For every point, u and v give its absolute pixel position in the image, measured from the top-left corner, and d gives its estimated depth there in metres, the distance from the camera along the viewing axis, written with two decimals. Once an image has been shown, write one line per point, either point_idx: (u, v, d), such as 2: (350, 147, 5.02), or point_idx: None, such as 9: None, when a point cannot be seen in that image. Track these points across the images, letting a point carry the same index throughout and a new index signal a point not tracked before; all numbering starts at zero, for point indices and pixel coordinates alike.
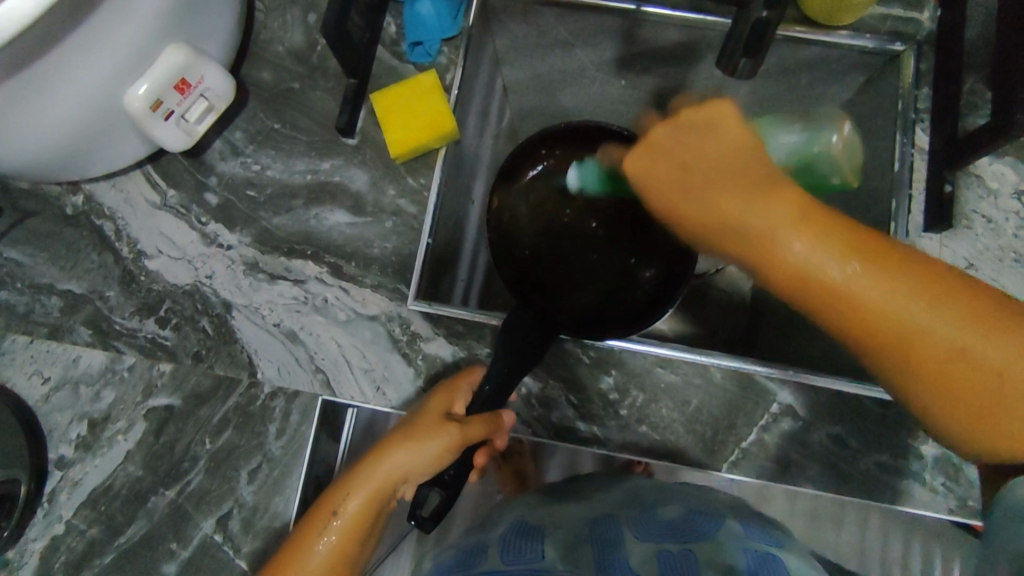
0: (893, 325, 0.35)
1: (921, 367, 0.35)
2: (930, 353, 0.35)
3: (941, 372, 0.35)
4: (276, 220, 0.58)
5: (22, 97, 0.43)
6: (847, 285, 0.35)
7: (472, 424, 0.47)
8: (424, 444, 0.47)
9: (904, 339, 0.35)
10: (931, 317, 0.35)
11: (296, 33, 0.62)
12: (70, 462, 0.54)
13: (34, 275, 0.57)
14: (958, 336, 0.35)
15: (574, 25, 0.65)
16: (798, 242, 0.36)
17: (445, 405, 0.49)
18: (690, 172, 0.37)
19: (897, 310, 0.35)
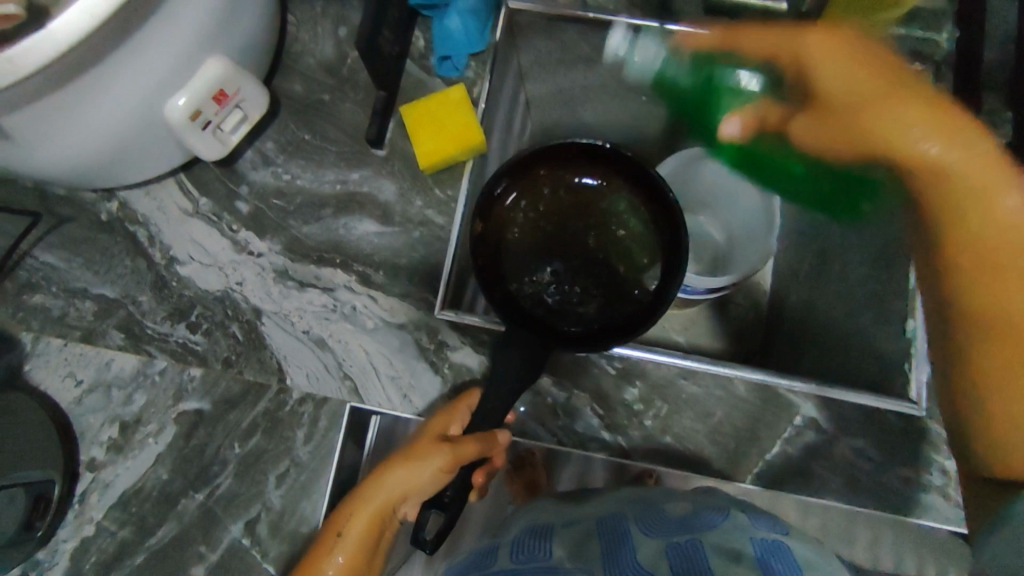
0: (1000, 264, 0.43)
1: (989, 286, 0.44)
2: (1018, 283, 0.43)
3: (1008, 294, 0.43)
4: (306, 229, 0.59)
5: (70, 107, 0.44)
6: (991, 235, 0.43)
7: (463, 443, 0.47)
8: (422, 465, 0.48)
9: (985, 306, 0.44)
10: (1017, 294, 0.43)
11: (326, 46, 0.63)
12: (101, 464, 0.54)
13: (69, 279, 0.59)
14: None
15: (599, 42, 0.66)
16: (919, 141, 0.44)
17: (443, 426, 0.50)
18: (860, 99, 0.47)
19: (993, 238, 0.43)
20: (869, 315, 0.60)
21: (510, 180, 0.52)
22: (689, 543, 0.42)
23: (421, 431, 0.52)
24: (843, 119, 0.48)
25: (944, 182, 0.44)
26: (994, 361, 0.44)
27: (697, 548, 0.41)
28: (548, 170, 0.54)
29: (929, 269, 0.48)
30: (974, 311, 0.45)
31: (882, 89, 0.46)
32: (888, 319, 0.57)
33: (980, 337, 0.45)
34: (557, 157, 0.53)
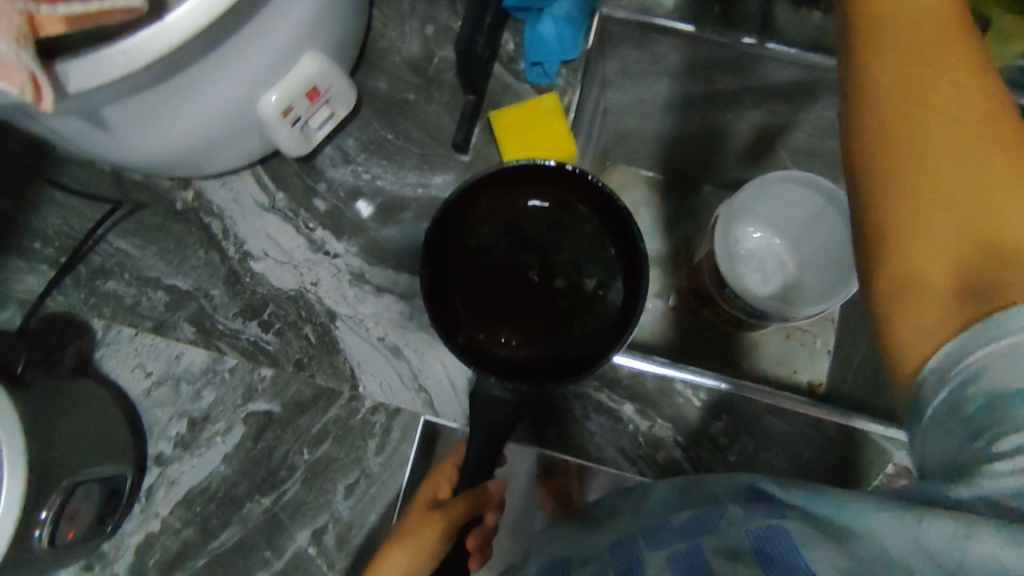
0: (919, 191, 0.29)
1: (910, 223, 0.29)
2: (937, 221, 0.29)
3: (907, 237, 0.29)
4: (385, 232, 0.58)
5: (170, 100, 0.43)
6: (935, 89, 0.30)
7: (453, 505, 0.46)
8: (419, 540, 0.45)
9: (933, 241, 0.28)
10: (975, 142, 0.29)
11: (413, 44, 0.61)
12: (168, 460, 0.53)
13: (142, 268, 0.57)
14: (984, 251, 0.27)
15: (691, 56, 0.63)
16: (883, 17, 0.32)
17: (430, 494, 0.48)
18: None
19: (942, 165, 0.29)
20: None
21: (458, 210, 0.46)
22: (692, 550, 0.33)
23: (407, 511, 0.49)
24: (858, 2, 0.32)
25: (873, 89, 0.31)
26: (951, 291, 0.28)
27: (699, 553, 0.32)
28: (490, 196, 0.48)
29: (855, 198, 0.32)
30: (879, 178, 0.30)
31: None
32: None
33: (945, 207, 0.28)
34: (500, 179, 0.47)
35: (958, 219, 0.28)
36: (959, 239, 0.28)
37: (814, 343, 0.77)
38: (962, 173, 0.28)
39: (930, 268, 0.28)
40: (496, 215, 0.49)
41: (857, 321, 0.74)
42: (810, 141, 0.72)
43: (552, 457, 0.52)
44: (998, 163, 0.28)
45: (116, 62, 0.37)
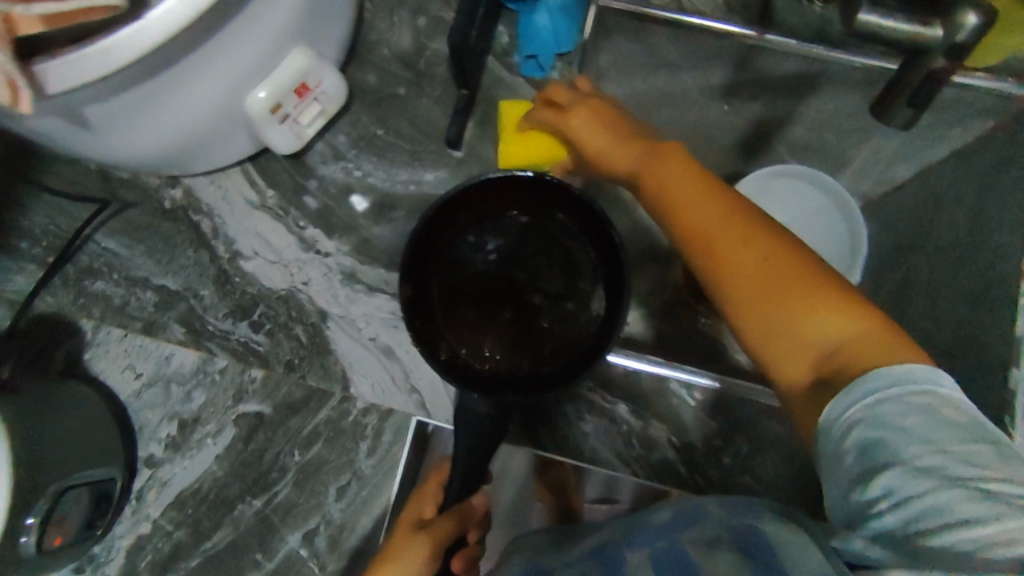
0: (744, 291, 0.34)
1: (758, 316, 0.34)
2: (775, 307, 0.33)
3: (765, 333, 0.33)
4: (377, 230, 0.57)
5: (152, 98, 0.42)
6: (690, 220, 0.37)
7: (440, 522, 0.43)
8: (404, 562, 0.41)
9: (780, 325, 0.33)
10: (745, 261, 0.34)
11: (403, 37, 0.60)
12: (159, 462, 0.53)
13: (132, 268, 0.57)
14: (823, 327, 0.32)
15: (688, 48, 0.63)
16: (637, 162, 0.41)
17: (414, 514, 0.45)
18: (599, 135, 0.45)
19: (749, 261, 0.34)
20: (967, 358, 0.56)
21: (429, 233, 0.46)
22: (673, 548, 0.37)
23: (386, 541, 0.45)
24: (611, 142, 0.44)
25: (682, 222, 0.37)
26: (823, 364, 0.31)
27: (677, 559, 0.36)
28: (468, 207, 0.48)
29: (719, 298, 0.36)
30: (721, 300, 0.35)
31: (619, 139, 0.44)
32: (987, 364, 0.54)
33: (760, 319, 0.34)
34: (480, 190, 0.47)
35: (778, 313, 0.33)
36: (781, 349, 0.33)
37: None
38: (755, 291, 0.34)
39: (789, 367, 0.33)
40: (471, 229, 0.50)
41: None
42: (809, 133, 0.71)
43: (544, 456, 0.52)
44: (769, 269, 0.34)
45: (97, 61, 0.35)
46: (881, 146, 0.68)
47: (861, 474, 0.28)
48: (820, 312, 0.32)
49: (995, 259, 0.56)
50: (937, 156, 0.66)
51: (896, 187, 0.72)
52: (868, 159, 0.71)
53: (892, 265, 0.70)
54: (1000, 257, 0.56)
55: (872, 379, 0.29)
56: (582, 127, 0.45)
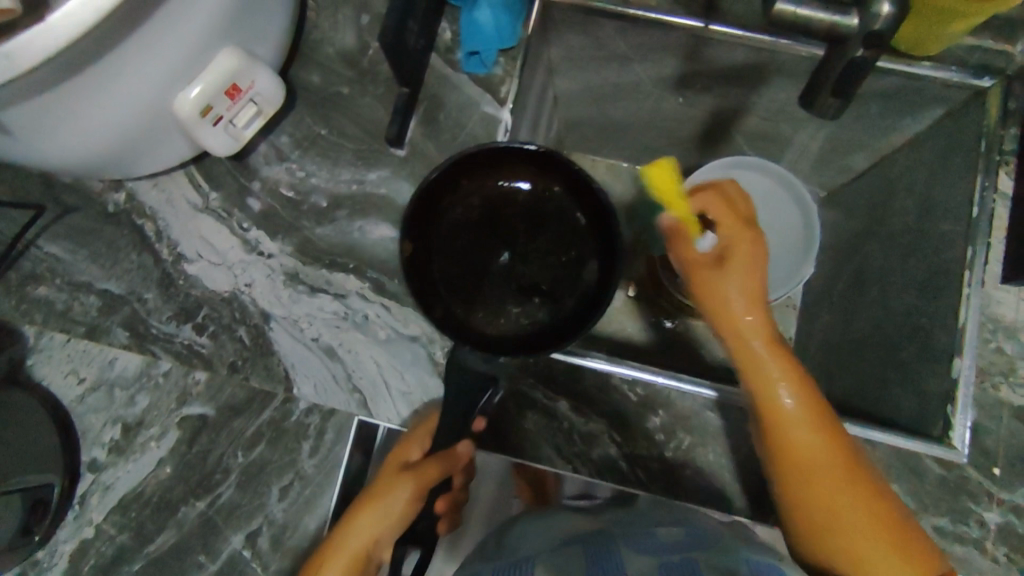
0: (831, 523, 0.41)
1: (831, 538, 0.41)
2: (846, 536, 0.41)
3: (828, 551, 0.41)
4: (319, 230, 0.57)
5: (72, 102, 0.42)
6: (797, 443, 0.42)
7: (426, 466, 0.45)
8: (388, 500, 0.44)
9: (837, 545, 0.41)
10: (852, 498, 0.41)
11: (347, 35, 0.59)
12: (102, 466, 0.53)
13: (74, 272, 0.56)
14: (879, 561, 0.40)
15: (637, 40, 0.60)
16: (755, 358, 0.44)
17: (402, 457, 0.47)
18: (708, 287, 0.46)
19: (838, 499, 0.41)
20: (914, 347, 0.56)
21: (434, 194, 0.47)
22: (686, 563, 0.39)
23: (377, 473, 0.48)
24: (716, 306, 0.45)
25: (791, 454, 0.42)
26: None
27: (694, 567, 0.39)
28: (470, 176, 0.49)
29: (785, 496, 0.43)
30: (794, 516, 0.43)
31: (742, 283, 0.45)
32: (932, 355, 0.53)
33: (849, 537, 0.41)
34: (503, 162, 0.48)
35: (846, 542, 0.41)
36: (857, 561, 0.41)
37: None
38: (854, 521, 0.41)
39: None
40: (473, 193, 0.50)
41: (815, 306, 0.73)
42: (766, 125, 0.70)
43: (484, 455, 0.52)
44: (850, 504, 0.41)
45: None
46: (838, 137, 0.67)
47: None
48: (893, 550, 0.41)
49: (940, 249, 0.56)
50: (893, 145, 0.64)
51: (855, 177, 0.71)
52: (825, 150, 0.70)
53: (849, 256, 0.70)
54: (943, 246, 0.56)
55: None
56: (718, 275, 0.45)
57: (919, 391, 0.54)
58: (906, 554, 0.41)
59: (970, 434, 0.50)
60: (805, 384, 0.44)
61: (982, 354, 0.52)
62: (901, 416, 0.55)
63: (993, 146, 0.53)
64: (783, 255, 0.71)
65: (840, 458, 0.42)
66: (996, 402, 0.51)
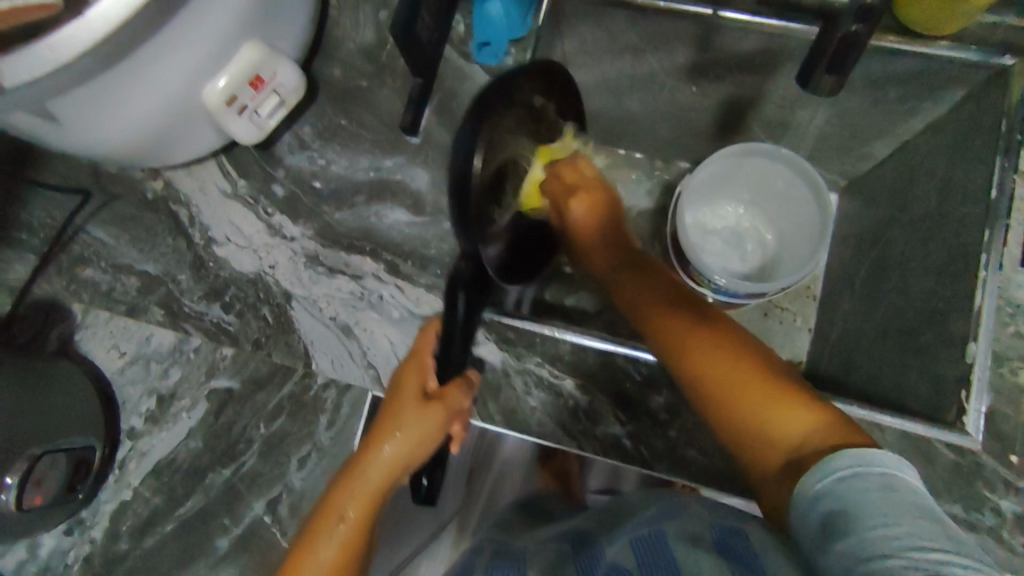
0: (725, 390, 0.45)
1: (744, 401, 0.44)
2: (738, 381, 0.44)
3: (742, 414, 0.44)
4: (338, 215, 0.59)
5: (109, 92, 0.45)
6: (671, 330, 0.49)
7: (449, 393, 0.49)
8: (406, 424, 0.47)
9: (740, 401, 0.44)
10: (723, 365, 0.45)
11: (367, 30, 0.62)
12: (139, 434, 0.58)
13: (115, 255, 0.61)
14: (785, 413, 0.42)
15: (648, 30, 0.60)
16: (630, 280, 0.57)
17: (418, 383, 0.49)
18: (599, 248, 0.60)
19: (714, 356, 0.46)
20: (930, 334, 0.54)
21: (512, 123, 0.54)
22: (655, 534, 0.40)
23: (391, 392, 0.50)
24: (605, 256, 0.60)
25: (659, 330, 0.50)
26: (777, 427, 0.42)
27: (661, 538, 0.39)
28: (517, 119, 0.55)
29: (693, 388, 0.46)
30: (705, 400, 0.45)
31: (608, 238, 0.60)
32: (947, 339, 0.52)
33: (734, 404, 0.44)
34: (540, 111, 0.59)
35: (748, 399, 0.44)
36: (754, 423, 0.43)
37: (794, 321, 0.75)
38: (742, 381, 0.44)
39: (769, 453, 0.42)
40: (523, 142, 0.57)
41: (835, 295, 0.72)
42: (783, 111, 0.68)
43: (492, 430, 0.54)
44: (729, 358, 0.46)
45: (42, 57, 0.39)
46: (859, 123, 0.65)
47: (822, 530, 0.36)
48: (782, 397, 0.43)
49: (958, 233, 0.55)
50: (914, 130, 0.63)
51: (877, 163, 0.69)
52: (844, 136, 0.68)
53: (869, 243, 0.68)
54: (962, 230, 0.54)
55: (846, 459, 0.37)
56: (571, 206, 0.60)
57: (933, 375, 0.53)
58: (811, 408, 0.43)
59: (984, 421, 0.48)
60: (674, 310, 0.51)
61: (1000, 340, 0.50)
62: (917, 402, 0.53)
63: (1013, 126, 0.52)
64: (799, 242, 0.71)
65: (705, 333, 0.48)
66: (1015, 387, 0.49)
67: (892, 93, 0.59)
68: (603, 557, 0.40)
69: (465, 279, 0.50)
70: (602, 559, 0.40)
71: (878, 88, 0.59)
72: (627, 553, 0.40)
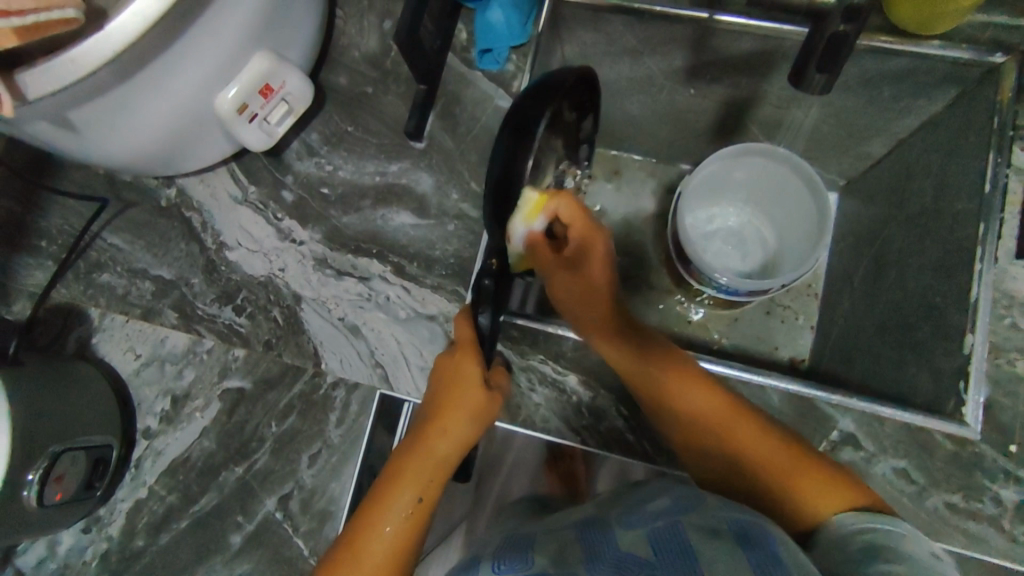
0: (744, 470, 0.48)
1: (765, 485, 0.47)
2: (752, 454, 0.48)
3: (758, 493, 0.48)
4: (345, 219, 0.61)
5: (127, 101, 0.47)
6: (693, 408, 0.50)
7: (499, 377, 0.52)
8: (469, 408, 0.49)
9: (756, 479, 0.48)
10: (761, 448, 0.48)
11: (372, 39, 0.64)
12: (154, 434, 0.59)
13: (131, 261, 0.62)
14: (798, 498, 0.46)
15: (645, 33, 0.62)
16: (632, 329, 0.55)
17: (479, 368, 0.50)
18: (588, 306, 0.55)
19: (739, 446, 0.49)
20: (928, 326, 0.55)
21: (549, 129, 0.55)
22: (672, 526, 0.41)
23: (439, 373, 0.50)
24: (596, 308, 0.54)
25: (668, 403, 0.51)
26: (790, 507, 0.46)
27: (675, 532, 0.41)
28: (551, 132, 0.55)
29: (714, 473, 0.50)
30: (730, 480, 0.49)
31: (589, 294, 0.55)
32: (945, 332, 0.53)
33: (759, 486, 0.47)
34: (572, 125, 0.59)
35: (764, 480, 0.47)
36: (768, 495, 0.47)
37: (796, 319, 0.76)
38: (763, 465, 0.48)
39: (792, 525, 0.46)
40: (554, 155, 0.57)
41: (836, 293, 0.73)
42: (779, 112, 0.70)
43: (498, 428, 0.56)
44: (758, 447, 0.48)
45: (65, 69, 0.41)
46: (855, 122, 0.66)
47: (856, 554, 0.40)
48: (808, 476, 0.46)
49: (953, 228, 0.55)
50: (910, 128, 0.64)
51: (875, 161, 0.70)
52: (842, 136, 0.69)
53: (869, 240, 0.69)
54: (957, 225, 0.55)
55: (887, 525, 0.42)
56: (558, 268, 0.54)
57: (932, 367, 0.53)
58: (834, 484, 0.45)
59: (983, 412, 0.49)
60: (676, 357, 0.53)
61: (996, 331, 0.51)
62: (917, 394, 0.54)
63: (1005, 122, 0.53)
64: (798, 241, 0.72)
65: (725, 406, 0.50)
66: (1013, 377, 0.50)
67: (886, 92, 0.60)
68: (605, 548, 0.41)
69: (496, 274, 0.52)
70: (613, 548, 0.41)
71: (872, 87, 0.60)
72: (631, 544, 0.40)
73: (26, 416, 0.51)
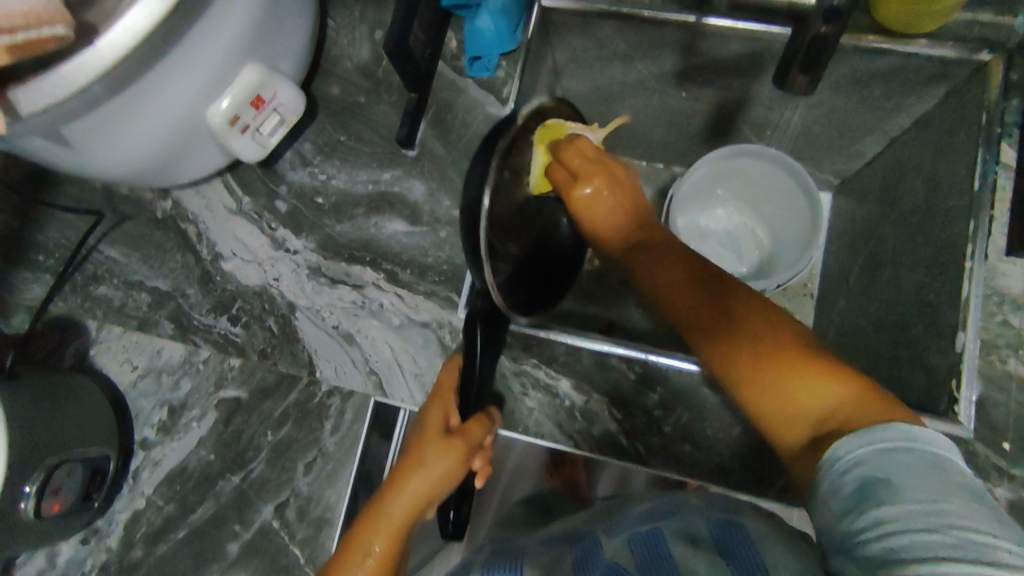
0: (757, 372, 0.41)
1: (777, 383, 0.40)
2: (761, 352, 0.42)
3: (779, 397, 0.40)
4: (339, 227, 0.61)
5: (121, 116, 0.48)
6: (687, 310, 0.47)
7: (471, 429, 0.49)
8: (431, 462, 0.47)
9: (772, 386, 0.40)
10: (763, 339, 0.42)
11: (363, 48, 0.64)
12: (152, 444, 0.60)
13: (127, 273, 0.63)
14: (817, 389, 0.39)
15: (634, 37, 0.62)
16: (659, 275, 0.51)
17: (441, 420, 0.50)
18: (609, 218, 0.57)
19: (738, 336, 0.43)
20: (922, 325, 0.55)
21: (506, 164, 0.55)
22: (651, 534, 0.41)
23: (415, 429, 0.51)
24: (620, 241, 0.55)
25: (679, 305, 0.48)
26: (810, 402, 0.39)
27: (659, 540, 0.40)
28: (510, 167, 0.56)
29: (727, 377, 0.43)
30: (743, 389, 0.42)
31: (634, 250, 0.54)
32: (939, 330, 0.53)
33: (768, 379, 0.40)
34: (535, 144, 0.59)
35: (773, 371, 0.40)
36: (789, 393, 0.39)
37: (793, 320, 0.76)
38: (765, 363, 0.41)
39: (808, 430, 0.39)
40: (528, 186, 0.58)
41: (832, 292, 0.73)
42: (770, 113, 0.70)
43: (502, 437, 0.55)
44: (757, 341, 0.42)
45: (57, 85, 0.41)
46: (845, 122, 0.67)
47: (852, 505, 0.33)
48: (811, 367, 0.39)
49: (945, 225, 0.56)
50: (900, 127, 0.64)
51: (868, 161, 0.70)
52: (833, 136, 0.70)
53: (863, 239, 0.69)
54: (948, 222, 0.55)
55: (888, 431, 0.34)
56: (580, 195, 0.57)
57: (925, 365, 0.53)
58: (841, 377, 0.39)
59: (976, 410, 0.49)
60: (696, 290, 0.48)
61: (988, 328, 0.51)
62: (911, 394, 0.54)
63: (993, 119, 0.53)
64: (793, 240, 0.72)
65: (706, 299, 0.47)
66: (1005, 375, 0.50)
67: (876, 90, 0.61)
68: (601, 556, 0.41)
69: (483, 313, 0.53)
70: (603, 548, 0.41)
71: (862, 86, 0.61)
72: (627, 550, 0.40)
73: (23, 429, 0.51)
